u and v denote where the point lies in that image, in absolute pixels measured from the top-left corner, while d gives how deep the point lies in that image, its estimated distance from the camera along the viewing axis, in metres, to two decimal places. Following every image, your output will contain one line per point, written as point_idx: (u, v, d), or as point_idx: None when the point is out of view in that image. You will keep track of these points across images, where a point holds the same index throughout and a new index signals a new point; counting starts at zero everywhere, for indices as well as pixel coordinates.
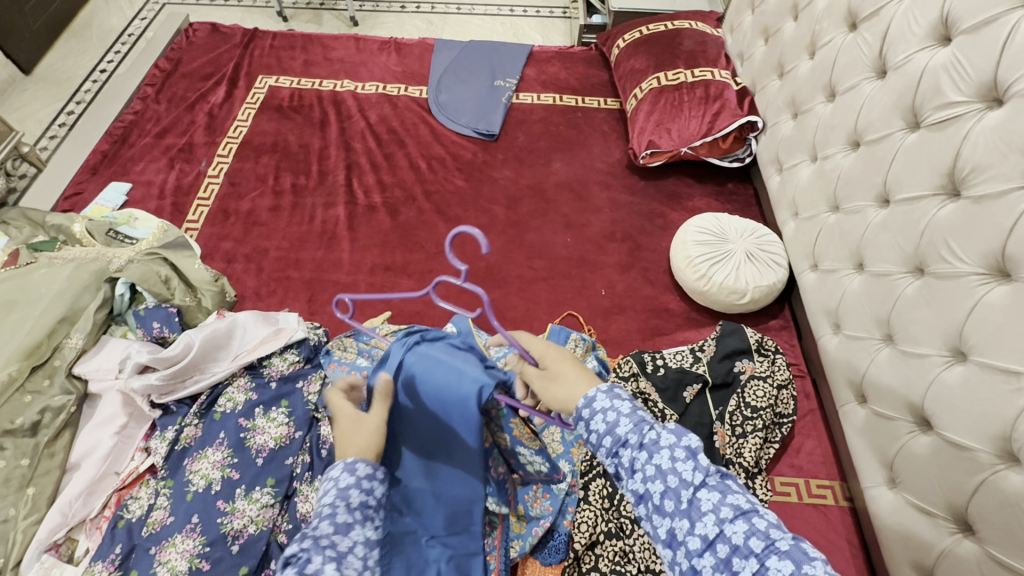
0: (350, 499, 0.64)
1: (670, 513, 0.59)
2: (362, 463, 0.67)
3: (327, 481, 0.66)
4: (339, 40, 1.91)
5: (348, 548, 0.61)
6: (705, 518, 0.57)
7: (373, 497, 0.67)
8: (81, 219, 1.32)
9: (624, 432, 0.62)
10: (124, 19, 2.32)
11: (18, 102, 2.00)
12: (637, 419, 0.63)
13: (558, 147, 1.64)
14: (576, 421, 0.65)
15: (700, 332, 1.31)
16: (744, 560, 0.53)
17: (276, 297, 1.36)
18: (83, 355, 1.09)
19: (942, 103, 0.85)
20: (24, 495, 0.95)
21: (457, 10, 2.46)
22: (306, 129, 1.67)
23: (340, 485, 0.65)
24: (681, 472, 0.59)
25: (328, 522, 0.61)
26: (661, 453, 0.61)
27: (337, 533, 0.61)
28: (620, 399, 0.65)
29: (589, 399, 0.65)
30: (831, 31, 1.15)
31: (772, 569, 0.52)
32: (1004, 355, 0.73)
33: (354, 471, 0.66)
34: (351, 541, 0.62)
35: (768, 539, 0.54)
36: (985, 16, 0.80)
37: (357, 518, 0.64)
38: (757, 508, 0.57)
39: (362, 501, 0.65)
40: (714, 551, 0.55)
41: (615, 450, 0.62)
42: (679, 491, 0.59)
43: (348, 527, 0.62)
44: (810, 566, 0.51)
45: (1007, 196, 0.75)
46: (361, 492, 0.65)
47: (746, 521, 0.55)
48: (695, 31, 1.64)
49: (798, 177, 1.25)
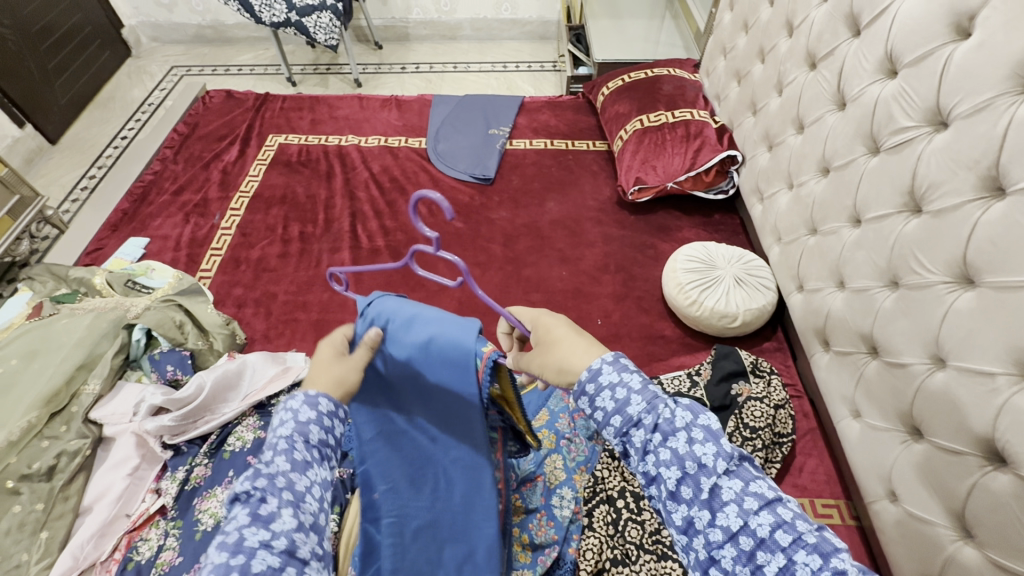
0: (310, 434, 0.58)
1: (688, 501, 0.55)
2: (325, 399, 0.62)
3: (284, 412, 0.59)
4: (343, 100, 2.05)
5: (305, 489, 0.54)
6: (727, 509, 0.53)
7: (333, 435, 0.61)
8: (102, 272, 1.40)
9: (636, 411, 0.58)
10: (146, 91, 2.52)
11: (44, 169, 2.14)
12: (649, 395, 0.59)
13: (551, 188, 1.73)
14: (580, 396, 0.61)
15: (695, 356, 1.34)
16: (770, 555, 0.51)
17: (284, 338, 1.41)
18: (99, 400, 1.14)
19: (896, 129, 0.93)
20: (37, 539, 0.96)
21: (454, 68, 2.65)
22: (313, 181, 1.78)
23: (299, 418, 0.58)
24: (700, 456, 0.55)
25: (284, 458, 0.55)
26: (678, 435, 0.57)
27: (295, 472, 0.54)
28: (629, 373, 0.60)
29: (594, 371, 0.60)
30: (794, 71, 1.24)
31: (799, 564, 0.50)
32: (977, 358, 0.77)
33: (315, 406, 0.60)
34: (308, 482, 0.55)
35: (795, 532, 0.51)
36: (921, 50, 0.88)
37: (315, 455, 0.57)
38: (781, 497, 0.54)
39: (322, 439, 0.59)
40: (737, 543, 0.52)
41: (626, 430, 0.59)
42: (699, 478, 0.55)
43: (306, 466, 0.56)
44: (838, 559, 0.49)
45: (962, 208, 0.80)
46: (321, 429, 0.59)
47: (772, 513, 0.52)
48: (673, 76, 1.76)
49: (778, 204, 1.32)
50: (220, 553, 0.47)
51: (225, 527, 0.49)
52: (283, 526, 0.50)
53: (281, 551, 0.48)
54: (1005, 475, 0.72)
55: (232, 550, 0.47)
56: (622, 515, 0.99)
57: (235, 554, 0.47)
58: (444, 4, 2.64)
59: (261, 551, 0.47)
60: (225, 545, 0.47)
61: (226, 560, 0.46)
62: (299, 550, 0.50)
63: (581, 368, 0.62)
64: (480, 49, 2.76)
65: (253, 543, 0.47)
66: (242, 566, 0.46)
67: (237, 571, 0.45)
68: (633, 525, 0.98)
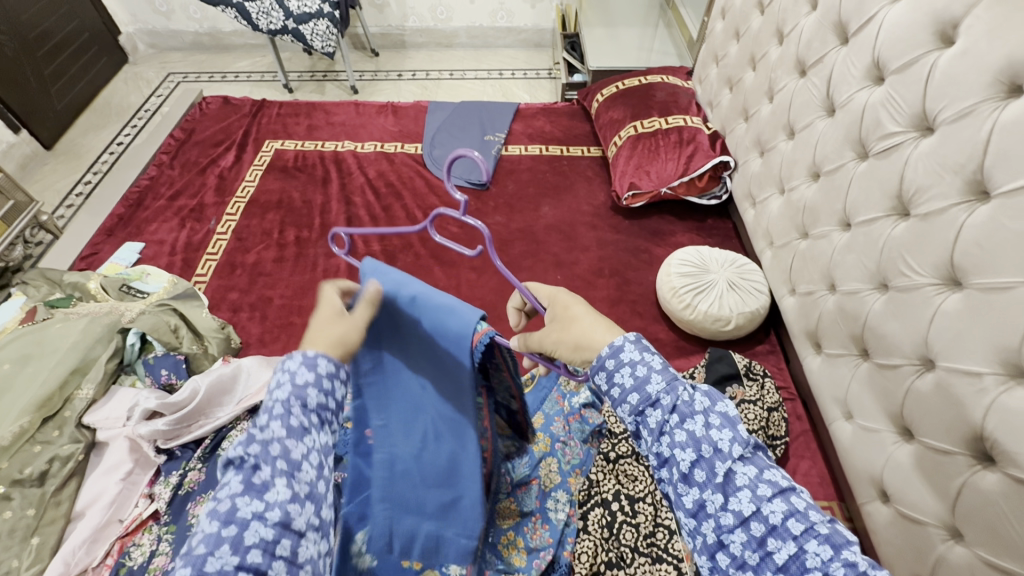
0: (307, 399, 0.56)
1: (701, 484, 0.55)
2: (325, 359, 0.59)
3: (281, 373, 0.57)
4: (340, 106, 2.07)
5: (302, 457, 0.53)
6: (741, 494, 0.54)
7: (334, 399, 0.59)
8: (97, 276, 1.40)
9: (655, 390, 0.58)
10: (142, 97, 2.53)
11: (38, 175, 2.13)
12: (669, 376, 0.59)
13: (546, 193, 1.74)
14: (598, 372, 0.61)
15: (690, 359, 1.35)
16: (781, 542, 0.51)
17: (279, 342, 1.41)
18: (93, 405, 1.13)
19: (884, 134, 0.94)
20: (28, 545, 0.94)
21: (450, 75, 2.67)
22: (309, 186, 1.79)
23: (297, 380, 0.56)
24: (716, 440, 0.55)
25: (280, 424, 0.53)
26: (695, 418, 0.57)
27: (291, 439, 0.53)
28: (651, 353, 0.60)
29: (615, 348, 0.61)
30: (785, 78, 1.27)
31: (809, 552, 0.50)
32: (966, 357, 0.77)
33: (315, 367, 0.58)
34: (305, 449, 0.54)
35: (807, 521, 0.51)
36: (907, 58, 0.90)
37: (314, 421, 0.56)
38: (795, 487, 0.54)
39: (321, 403, 0.57)
40: (748, 528, 0.52)
41: (642, 409, 0.59)
42: (714, 462, 0.55)
43: (304, 432, 0.55)
44: (849, 551, 0.49)
45: (947, 212, 0.82)
46: (320, 393, 0.58)
47: (785, 500, 0.52)
48: (666, 84, 1.79)
49: (770, 209, 1.33)
50: (213, 522, 0.48)
51: (218, 493, 0.50)
52: (277, 497, 0.50)
53: (274, 524, 0.48)
54: (993, 474, 0.73)
55: (224, 519, 0.48)
56: (617, 518, 0.98)
57: (227, 524, 0.48)
58: (441, 12, 2.67)
59: (254, 522, 0.48)
60: (217, 513, 0.48)
61: (218, 531, 0.47)
62: (295, 522, 0.50)
63: (601, 345, 0.63)
64: (476, 56, 2.78)
65: (246, 515, 0.48)
66: (235, 535, 0.47)
67: (229, 542, 0.46)
68: (628, 528, 0.98)
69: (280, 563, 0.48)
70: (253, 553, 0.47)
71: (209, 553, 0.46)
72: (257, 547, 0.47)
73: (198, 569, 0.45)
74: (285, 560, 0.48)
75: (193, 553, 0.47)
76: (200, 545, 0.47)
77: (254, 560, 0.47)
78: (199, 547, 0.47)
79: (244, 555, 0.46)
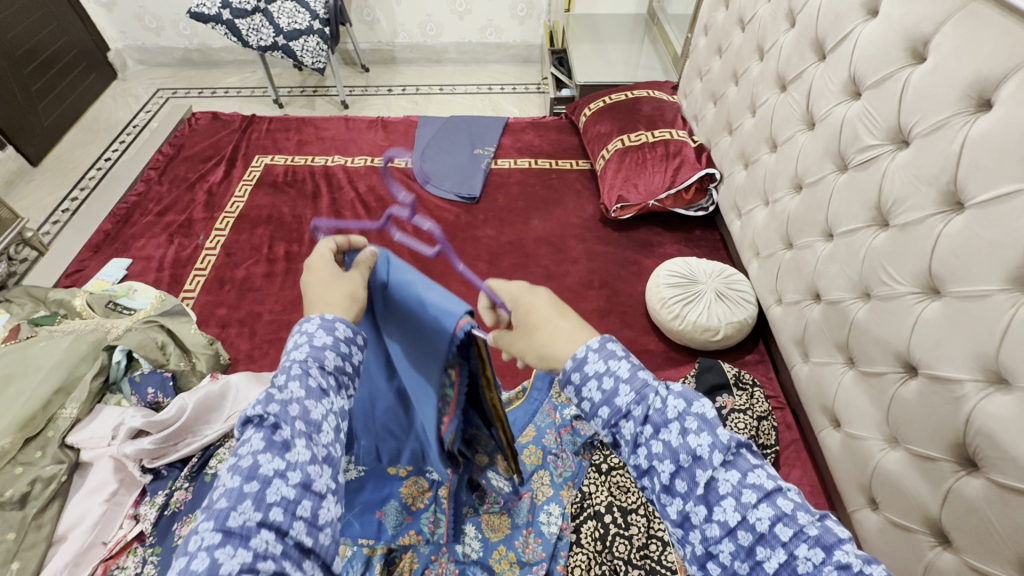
0: (325, 360, 0.57)
1: (684, 495, 0.55)
2: (341, 323, 0.61)
3: (299, 336, 0.58)
4: (330, 121, 2.08)
5: (321, 418, 0.54)
6: (725, 503, 0.53)
7: (350, 362, 0.61)
8: (82, 293, 1.38)
9: (624, 403, 0.58)
10: (131, 113, 2.52)
11: (24, 191, 2.11)
12: (637, 385, 0.59)
13: (535, 206, 1.76)
14: (566, 386, 0.62)
15: (679, 369, 1.36)
16: (770, 550, 0.51)
17: (268, 358, 1.41)
18: (77, 424, 1.11)
19: (862, 147, 0.97)
20: (8, 570, 0.92)
21: (440, 90, 2.70)
22: (299, 201, 1.79)
23: (316, 343, 0.58)
24: (694, 448, 0.55)
25: (298, 384, 0.53)
26: (670, 427, 0.56)
27: (310, 399, 0.53)
28: (616, 360, 0.60)
29: (579, 360, 0.61)
30: (767, 92, 1.30)
31: (800, 558, 0.50)
32: (946, 365, 0.79)
33: (332, 331, 0.60)
34: (324, 411, 0.54)
35: (796, 524, 0.51)
36: (881, 73, 0.93)
37: (331, 383, 0.57)
38: (781, 487, 0.54)
39: (338, 366, 0.58)
40: (735, 538, 0.52)
41: (614, 421, 0.59)
42: (694, 472, 0.55)
43: (322, 394, 0.55)
44: (841, 552, 0.50)
45: (926, 222, 0.84)
46: (337, 355, 0.59)
47: (771, 506, 0.52)
48: (652, 98, 1.82)
49: (755, 220, 1.36)
50: (234, 477, 0.47)
51: (238, 450, 0.50)
52: (299, 458, 0.50)
53: (296, 484, 0.48)
54: (977, 479, 0.75)
55: (246, 475, 0.47)
56: (610, 530, 0.97)
57: (248, 480, 0.47)
58: (430, 29, 2.71)
59: (277, 480, 0.48)
60: (238, 469, 0.48)
61: (240, 486, 0.47)
62: (315, 484, 0.50)
63: (565, 357, 0.62)
64: (465, 72, 2.82)
65: (268, 472, 0.48)
66: (258, 491, 0.46)
67: (251, 498, 0.46)
68: (621, 540, 0.96)
69: (300, 523, 0.47)
70: (274, 510, 0.46)
71: (231, 508, 0.45)
72: (279, 505, 0.47)
73: (220, 524, 0.44)
74: (306, 520, 0.48)
75: (214, 508, 0.46)
76: (221, 499, 0.46)
77: (276, 518, 0.46)
78: (221, 501, 0.46)
79: (266, 512, 0.45)
